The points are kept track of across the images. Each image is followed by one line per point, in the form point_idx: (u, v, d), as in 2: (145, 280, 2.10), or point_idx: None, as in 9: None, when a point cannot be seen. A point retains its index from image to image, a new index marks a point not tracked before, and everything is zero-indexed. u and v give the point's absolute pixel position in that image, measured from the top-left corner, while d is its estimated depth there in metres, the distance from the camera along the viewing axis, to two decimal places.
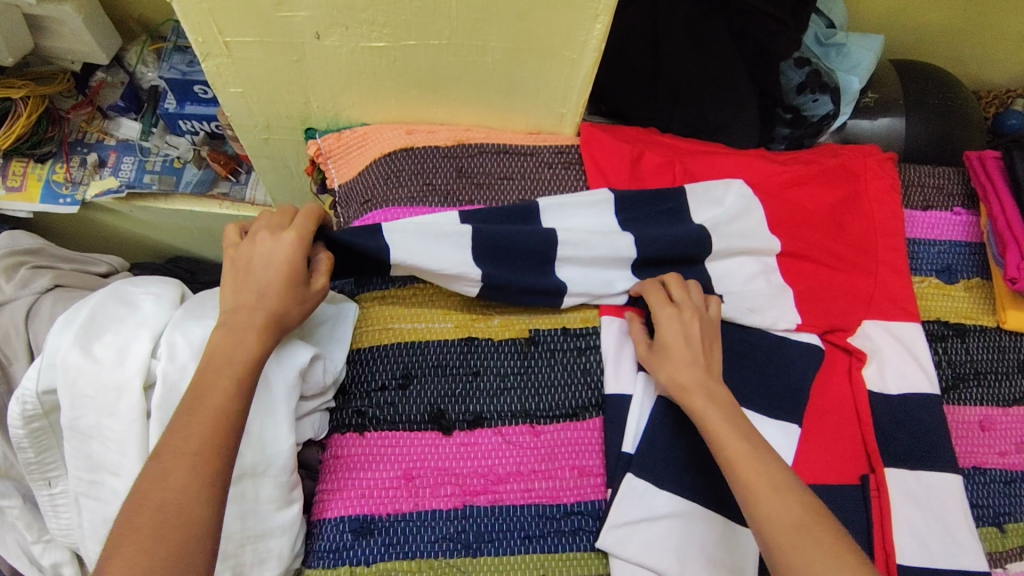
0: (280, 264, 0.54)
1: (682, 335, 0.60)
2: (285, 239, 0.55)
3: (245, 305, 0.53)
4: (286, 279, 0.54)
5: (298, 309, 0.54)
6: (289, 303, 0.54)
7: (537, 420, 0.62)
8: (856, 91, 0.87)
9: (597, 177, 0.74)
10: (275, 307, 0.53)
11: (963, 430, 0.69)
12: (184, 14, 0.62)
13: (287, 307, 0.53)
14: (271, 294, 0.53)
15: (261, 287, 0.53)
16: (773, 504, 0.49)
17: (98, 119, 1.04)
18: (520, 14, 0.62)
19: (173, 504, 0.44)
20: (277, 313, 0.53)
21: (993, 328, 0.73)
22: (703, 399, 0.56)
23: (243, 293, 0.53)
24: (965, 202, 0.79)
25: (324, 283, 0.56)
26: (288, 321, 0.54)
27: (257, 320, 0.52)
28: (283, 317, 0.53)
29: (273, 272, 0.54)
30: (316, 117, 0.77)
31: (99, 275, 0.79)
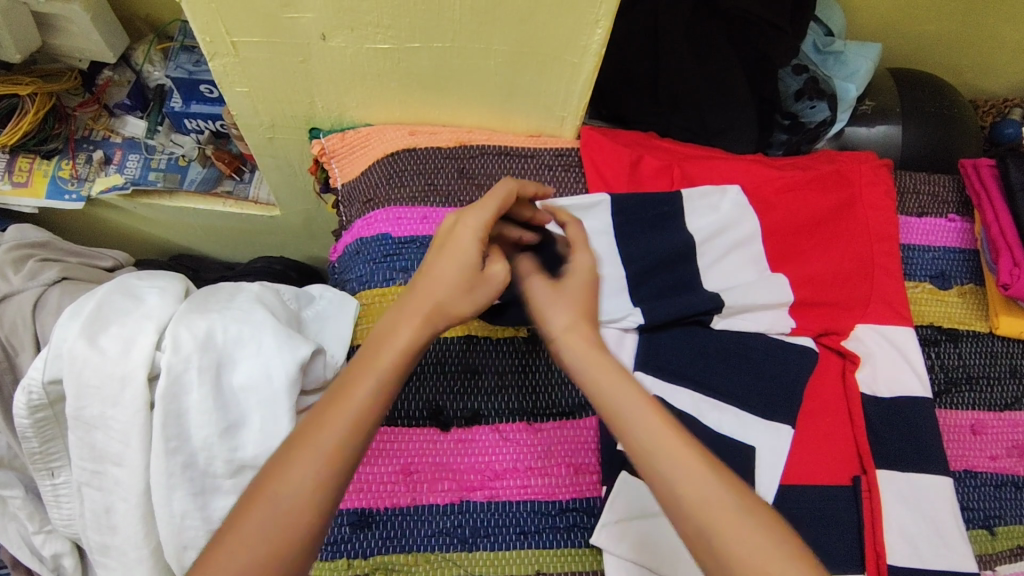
0: (454, 258, 0.51)
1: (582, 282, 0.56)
2: (461, 234, 0.53)
3: (414, 293, 0.51)
4: (458, 269, 0.51)
5: (474, 300, 0.52)
6: (460, 294, 0.51)
7: (534, 418, 0.64)
8: (853, 98, 0.86)
9: (596, 180, 0.76)
10: (444, 297, 0.50)
11: (955, 434, 0.70)
12: (193, 14, 0.63)
13: (456, 299, 0.51)
14: (442, 286, 0.51)
15: (432, 275, 0.51)
16: (697, 484, 0.44)
17: (105, 116, 1.05)
18: (522, 18, 0.63)
19: (288, 503, 0.42)
20: (443, 303, 0.50)
21: (986, 333, 0.75)
22: (581, 350, 0.51)
23: (418, 277, 0.52)
24: (959, 209, 0.80)
25: (501, 270, 0.53)
26: (451, 311, 0.51)
27: (426, 309, 0.50)
28: (448, 307, 0.50)
29: (447, 263, 0.51)
30: (320, 118, 0.78)
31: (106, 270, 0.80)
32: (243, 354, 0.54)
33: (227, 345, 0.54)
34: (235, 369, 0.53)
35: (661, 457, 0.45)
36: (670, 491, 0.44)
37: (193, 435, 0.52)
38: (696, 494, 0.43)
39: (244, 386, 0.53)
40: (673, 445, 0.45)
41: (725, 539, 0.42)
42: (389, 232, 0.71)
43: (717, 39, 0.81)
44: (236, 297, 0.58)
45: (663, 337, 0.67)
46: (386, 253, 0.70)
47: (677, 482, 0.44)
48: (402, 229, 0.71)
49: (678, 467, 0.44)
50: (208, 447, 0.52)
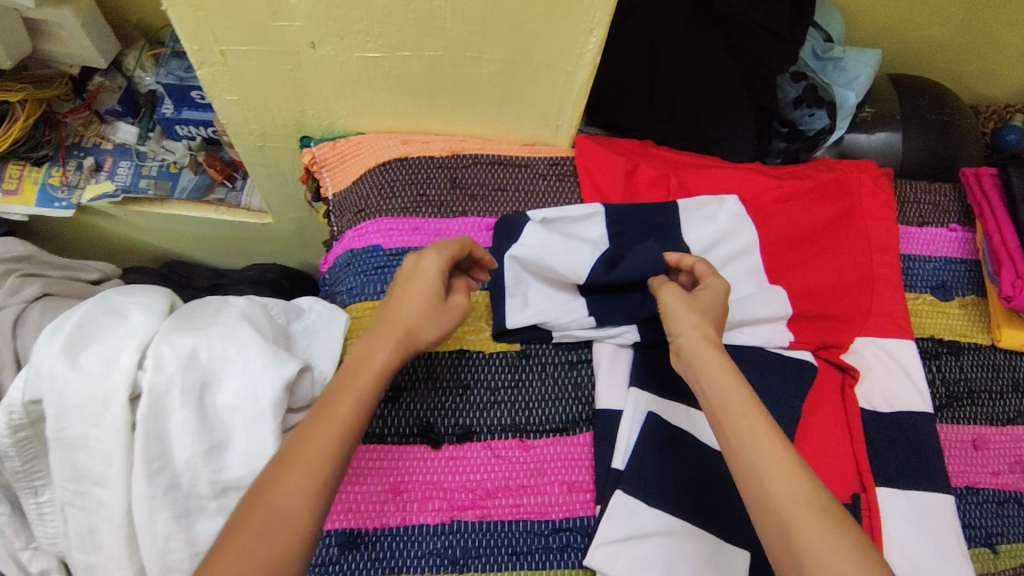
0: (419, 288, 0.55)
1: (716, 300, 0.59)
2: (426, 268, 0.56)
3: (382, 322, 0.54)
4: (423, 304, 0.54)
5: (434, 329, 0.55)
6: (425, 322, 0.54)
7: (526, 435, 0.63)
8: (852, 105, 0.86)
9: (591, 191, 0.74)
10: (411, 324, 0.53)
11: (956, 450, 0.69)
12: (179, 23, 0.62)
13: (422, 325, 0.54)
14: (409, 315, 0.54)
15: (397, 310, 0.54)
16: (781, 478, 0.47)
17: (95, 122, 1.04)
18: (514, 27, 0.62)
19: (278, 509, 0.44)
20: (413, 327, 0.53)
21: (988, 346, 0.73)
22: (707, 356, 0.54)
23: (384, 311, 0.54)
24: (960, 219, 0.79)
25: (462, 300, 0.57)
26: (423, 335, 0.54)
27: (394, 333, 0.52)
28: (416, 335, 0.53)
29: (413, 297, 0.54)
30: (311, 126, 0.77)
31: (91, 282, 0.79)
32: (228, 372, 0.52)
33: (212, 363, 0.52)
34: (220, 388, 0.52)
35: (755, 453, 0.48)
36: (760, 483, 0.47)
37: (176, 456, 0.51)
38: (779, 488, 0.46)
39: (229, 405, 0.52)
40: (769, 445, 0.48)
41: (807, 529, 0.44)
42: (380, 243, 0.70)
43: (714, 46, 0.80)
44: (221, 313, 0.57)
45: (658, 353, 0.66)
46: (377, 265, 0.69)
47: (767, 476, 0.47)
48: (394, 240, 0.70)
49: (768, 463, 0.47)
50: (190, 467, 0.51)
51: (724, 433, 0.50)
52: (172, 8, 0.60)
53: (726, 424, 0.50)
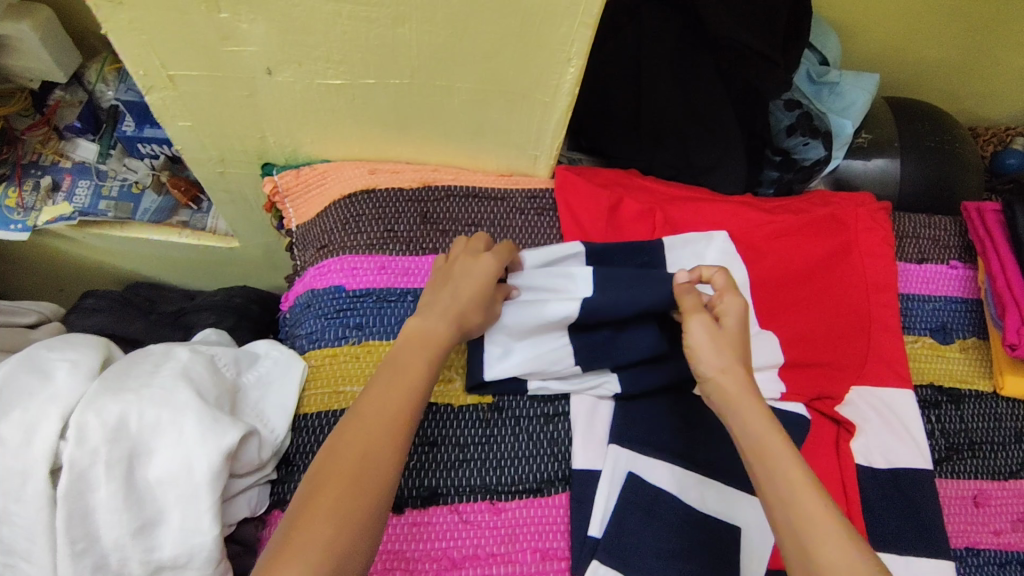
0: (475, 279, 0.57)
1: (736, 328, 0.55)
2: (483, 257, 0.58)
3: (437, 303, 0.56)
4: (480, 291, 0.57)
5: (479, 320, 0.57)
6: (475, 312, 0.56)
7: (498, 497, 0.58)
8: (849, 135, 0.81)
9: (571, 228, 0.70)
10: (465, 311, 0.56)
11: (956, 507, 0.65)
12: (122, 47, 0.57)
13: (474, 313, 0.56)
14: (464, 302, 0.56)
15: (455, 292, 0.56)
16: (827, 542, 0.44)
17: (54, 139, 0.97)
18: (486, 56, 0.57)
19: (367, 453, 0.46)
20: (465, 315, 0.55)
21: (990, 393, 0.69)
22: (741, 395, 0.51)
23: (441, 292, 0.56)
24: (961, 254, 0.75)
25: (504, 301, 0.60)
26: (473, 324, 0.56)
27: (450, 316, 0.55)
28: (469, 322, 0.56)
29: (469, 285, 0.57)
30: (273, 153, 0.72)
31: (26, 326, 0.75)
32: (161, 442, 0.48)
33: (143, 432, 0.48)
34: (151, 460, 0.47)
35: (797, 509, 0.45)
36: (802, 550, 0.44)
37: (102, 537, 0.46)
38: (827, 553, 0.43)
39: (160, 479, 0.47)
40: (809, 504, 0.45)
41: None
42: (342, 284, 0.65)
43: (704, 70, 0.76)
44: (159, 369, 0.52)
45: (640, 406, 0.62)
46: (339, 308, 0.64)
47: (812, 540, 0.44)
48: (357, 281, 0.65)
49: (813, 527, 0.44)
50: (119, 547, 0.46)
51: (765, 490, 0.47)
52: (110, 31, 0.55)
53: (766, 475, 0.47)
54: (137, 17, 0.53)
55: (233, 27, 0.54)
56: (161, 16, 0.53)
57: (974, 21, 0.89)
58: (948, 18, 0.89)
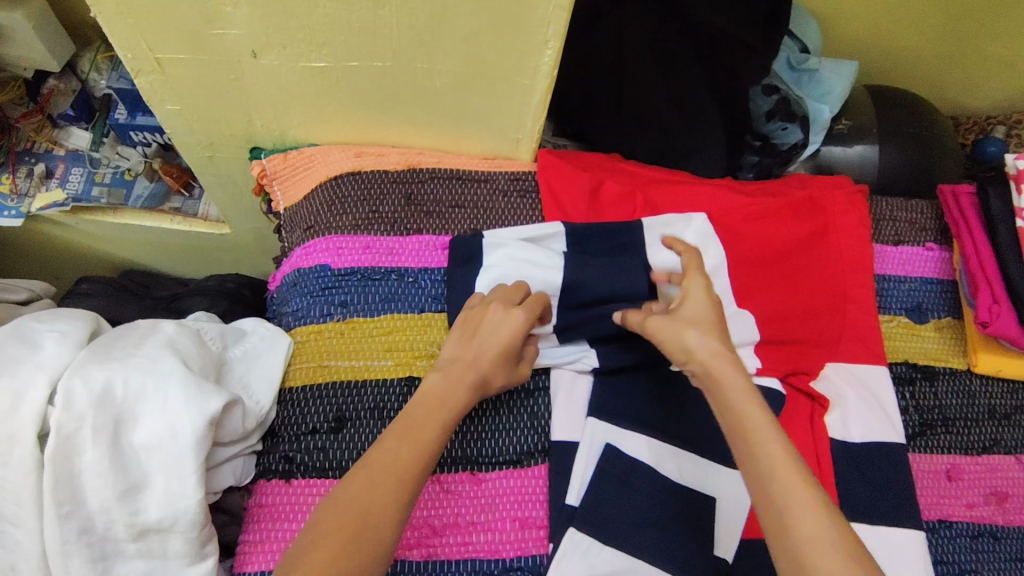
0: (501, 341, 0.55)
1: (702, 305, 0.55)
2: (517, 316, 0.55)
3: (461, 360, 0.54)
4: (503, 351, 0.55)
5: (500, 382, 0.56)
6: (495, 374, 0.55)
7: (478, 468, 0.59)
8: (826, 120, 0.83)
9: (553, 210, 0.71)
10: (485, 371, 0.54)
11: (929, 481, 0.66)
12: (110, 30, 0.58)
13: (494, 375, 0.55)
14: (484, 363, 0.54)
15: (482, 354, 0.54)
16: (803, 512, 0.44)
17: (48, 127, 0.98)
18: (464, 38, 0.58)
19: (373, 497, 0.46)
20: (484, 377, 0.54)
21: (964, 371, 0.71)
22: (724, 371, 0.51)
23: (466, 351, 0.55)
24: (937, 236, 0.76)
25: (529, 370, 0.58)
26: (489, 386, 0.55)
27: (467, 375, 0.53)
28: (486, 382, 0.54)
29: (490, 347, 0.55)
30: (261, 137, 0.73)
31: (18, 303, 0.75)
32: (145, 409, 0.49)
33: (128, 399, 0.49)
34: (136, 426, 0.49)
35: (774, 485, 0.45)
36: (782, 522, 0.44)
37: (88, 500, 0.47)
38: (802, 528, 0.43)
39: (145, 444, 0.48)
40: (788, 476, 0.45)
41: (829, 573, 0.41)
42: (327, 263, 0.66)
43: (684, 56, 0.77)
44: (145, 341, 0.53)
45: (619, 380, 0.63)
46: (324, 286, 0.65)
47: (789, 511, 0.44)
48: (342, 260, 0.66)
49: (790, 498, 0.45)
50: (105, 510, 0.47)
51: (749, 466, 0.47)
52: (99, 14, 0.56)
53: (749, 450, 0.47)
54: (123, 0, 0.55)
55: (217, 10, 0.56)
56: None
57: (952, 10, 0.91)
58: (927, 7, 0.91)
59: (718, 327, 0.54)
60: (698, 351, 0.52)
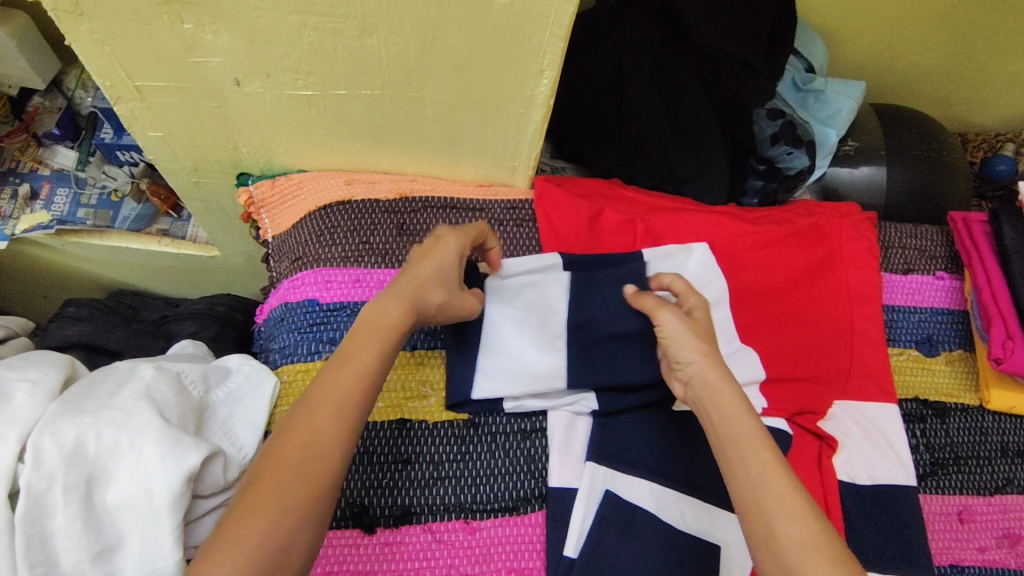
0: (436, 259, 0.54)
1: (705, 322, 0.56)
2: (449, 241, 0.55)
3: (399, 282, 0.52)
4: (439, 268, 0.53)
5: (437, 301, 0.53)
6: (432, 289, 0.52)
7: (471, 516, 0.57)
8: (833, 144, 0.81)
9: (550, 239, 0.69)
10: (419, 286, 0.52)
11: (940, 524, 0.64)
12: (86, 58, 0.55)
13: (429, 291, 0.52)
14: (420, 278, 0.52)
15: (418, 269, 0.53)
16: (783, 514, 0.43)
17: (32, 146, 0.94)
18: (456, 67, 0.56)
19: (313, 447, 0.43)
20: (419, 293, 0.51)
21: (976, 407, 0.68)
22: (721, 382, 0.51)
23: (401, 273, 0.53)
24: (948, 265, 0.74)
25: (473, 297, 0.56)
26: (427, 305, 0.52)
27: (405, 291, 0.51)
28: (424, 298, 0.52)
29: (429, 263, 0.53)
30: (248, 163, 0.71)
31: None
32: (120, 464, 0.47)
33: (101, 455, 0.47)
34: (111, 484, 0.46)
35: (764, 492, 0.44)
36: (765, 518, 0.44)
37: (61, 562, 0.45)
38: (789, 532, 0.42)
39: (119, 503, 0.46)
40: (773, 480, 0.45)
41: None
42: (316, 297, 0.64)
43: (685, 78, 0.74)
44: (121, 389, 0.50)
45: (619, 422, 0.61)
46: (313, 322, 0.63)
47: (774, 516, 0.43)
48: (331, 294, 0.64)
49: (774, 504, 0.44)
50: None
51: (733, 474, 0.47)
52: (74, 43, 0.53)
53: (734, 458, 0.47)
54: (99, 29, 0.52)
55: (197, 37, 0.53)
56: (123, 27, 0.52)
57: (961, 27, 0.89)
58: (935, 24, 0.88)
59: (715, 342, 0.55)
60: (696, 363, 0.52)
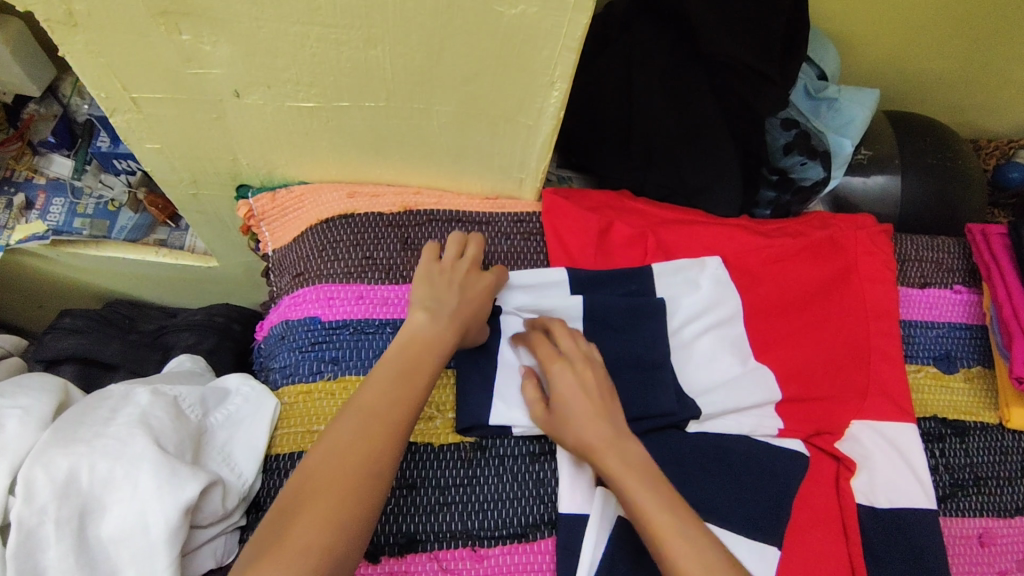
0: (481, 290, 0.57)
1: (575, 388, 0.54)
2: (489, 275, 0.58)
3: (449, 309, 0.54)
4: (485, 301, 0.56)
5: (473, 332, 0.56)
6: (478, 324, 0.56)
7: (479, 543, 0.55)
8: (848, 153, 0.78)
9: (558, 253, 0.67)
10: (468, 319, 0.55)
11: (960, 547, 0.62)
12: (80, 69, 0.53)
13: (473, 325, 0.55)
14: (472, 309, 0.55)
15: (468, 300, 0.55)
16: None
17: (28, 155, 0.91)
18: (464, 79, 0.54)
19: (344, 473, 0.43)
20: (469, 322, 0.55)
21: (996, 426, 0.67)
22: (614, 457, 0.50)
23: (457, 293, 0.55)
24: (965, 278, 0.72)
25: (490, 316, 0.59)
26: (469, 337, 0.56)
27: (460, 320, 0.53)
28: (471, 334, 0.55)
29: (477, 294, 0.56)
30: (247, 174, 0.68)
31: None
32: (114, 497, 0.45)
33: (95, 487, 0.45)
34: (104, 517, 0.45)
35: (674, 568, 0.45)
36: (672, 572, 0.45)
37: None
38: None
39: (115, 537, 0.44)
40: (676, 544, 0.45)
41: None
42: (318, 315, 0.62)
43: (696, 86, 0.72)
44: (116, 416, 0.49)
45: None
46: (315, 341, 0.61)
47: None
48: (333, 311, 0.62)
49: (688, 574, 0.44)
50: None
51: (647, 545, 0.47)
52: (67, 54, 0.52)
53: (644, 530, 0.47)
54: (93, 39, 0.50)
55: (195, 49, 0.51)
56: (119, 38, 0.50)
57: (976, 32, 0.87)
58: (949, 30, 0.86)
59: (592, 408, 0.53)
60: (585, 442, 0.52)
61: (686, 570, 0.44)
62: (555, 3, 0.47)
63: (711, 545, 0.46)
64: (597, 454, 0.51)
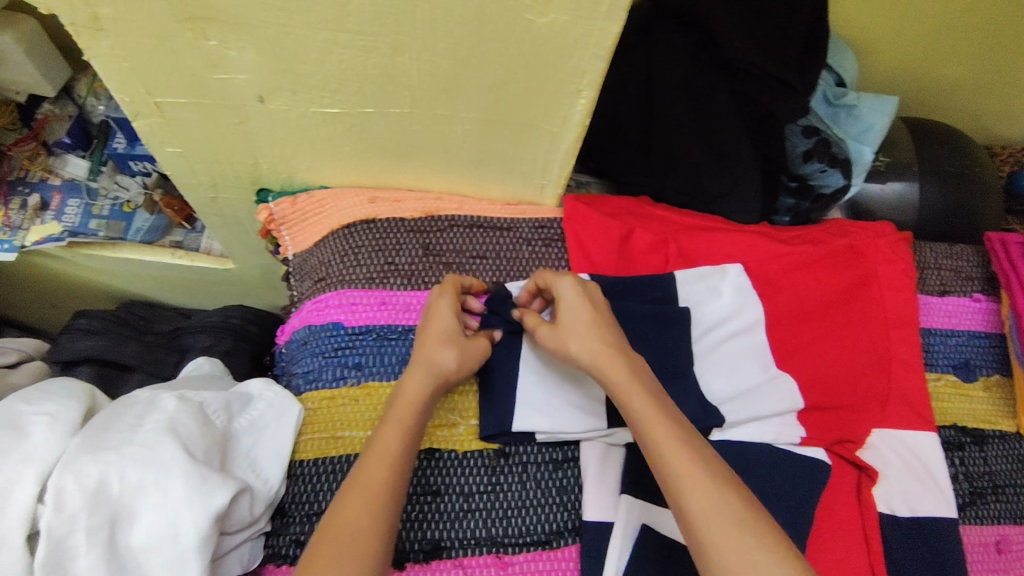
0: (434, 324, 0.55)
1: (578, 308, 0.55)
2: (440, 303, 0.57)
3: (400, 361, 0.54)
4: (443, 331, 0.55)
5: (454, 357, 0.54)
6: (441, 349, 0.54)
7: (503, 550, 0.55)
8: (868, 162, 0.77)
9: (580, 260, 0.67)
10: (431, 356, 0.54)
11: (979, 555, 0.62)
12: (105, 74, 0.53)
13: (438, 352, 0.54)
14: (429, 349, 0.54)
15: (423, 345, 0.55)
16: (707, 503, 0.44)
17: (42, 155, 0.91)
18: (489, 86, 0.54)
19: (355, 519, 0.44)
20: (429, 358, 0.53)
21: (1014, 434, 0.67)
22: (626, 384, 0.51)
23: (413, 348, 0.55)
24: (984, 286, 0.72)
25: (478, 338, 0.57)
26: (443, 361, 0.53)
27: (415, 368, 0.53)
28: (438, 360, 0.53)
29: (428, 333, 0.55)
30: (267, 179, 0.68)
31: (7, 366, 0.75)
32: (144, 505, 0.45)
33: (125, 495, 0.45)
34: (134, 525, 0.45)
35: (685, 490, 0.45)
36: (676, 499, 0.45)
37: None
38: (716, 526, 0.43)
39: (145, 545, 0.44)
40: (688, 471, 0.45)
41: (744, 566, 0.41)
42: (341, 320, 0.62)
43: (716, 93, 0.72)
44: (143, 422, 0.49)
45: None
46: (338, 346, 0.61)
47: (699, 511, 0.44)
48: (356, 317, 0.62)
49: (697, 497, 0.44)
50: None
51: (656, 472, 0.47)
52: (92, 58, 0.51)
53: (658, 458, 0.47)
54: (120, 44, 0.50)
55: (221, 54, 0.51)
56: (146, 42, 0.50)
57: (993, 38, 0.86)
58: (966, 37, 0.86)
59: (594, 326, 0.54)
60: (584, 359, 0.53)
61: (696, 493, 0.44)
62: (587, 11, 0.46)
63: (727, 479, 0.46)
64: (602, 371, 0.52)
